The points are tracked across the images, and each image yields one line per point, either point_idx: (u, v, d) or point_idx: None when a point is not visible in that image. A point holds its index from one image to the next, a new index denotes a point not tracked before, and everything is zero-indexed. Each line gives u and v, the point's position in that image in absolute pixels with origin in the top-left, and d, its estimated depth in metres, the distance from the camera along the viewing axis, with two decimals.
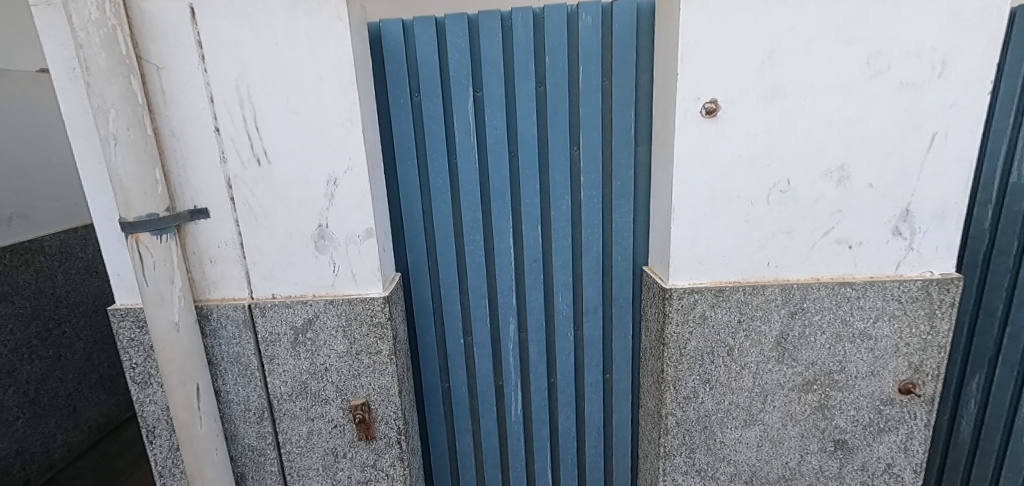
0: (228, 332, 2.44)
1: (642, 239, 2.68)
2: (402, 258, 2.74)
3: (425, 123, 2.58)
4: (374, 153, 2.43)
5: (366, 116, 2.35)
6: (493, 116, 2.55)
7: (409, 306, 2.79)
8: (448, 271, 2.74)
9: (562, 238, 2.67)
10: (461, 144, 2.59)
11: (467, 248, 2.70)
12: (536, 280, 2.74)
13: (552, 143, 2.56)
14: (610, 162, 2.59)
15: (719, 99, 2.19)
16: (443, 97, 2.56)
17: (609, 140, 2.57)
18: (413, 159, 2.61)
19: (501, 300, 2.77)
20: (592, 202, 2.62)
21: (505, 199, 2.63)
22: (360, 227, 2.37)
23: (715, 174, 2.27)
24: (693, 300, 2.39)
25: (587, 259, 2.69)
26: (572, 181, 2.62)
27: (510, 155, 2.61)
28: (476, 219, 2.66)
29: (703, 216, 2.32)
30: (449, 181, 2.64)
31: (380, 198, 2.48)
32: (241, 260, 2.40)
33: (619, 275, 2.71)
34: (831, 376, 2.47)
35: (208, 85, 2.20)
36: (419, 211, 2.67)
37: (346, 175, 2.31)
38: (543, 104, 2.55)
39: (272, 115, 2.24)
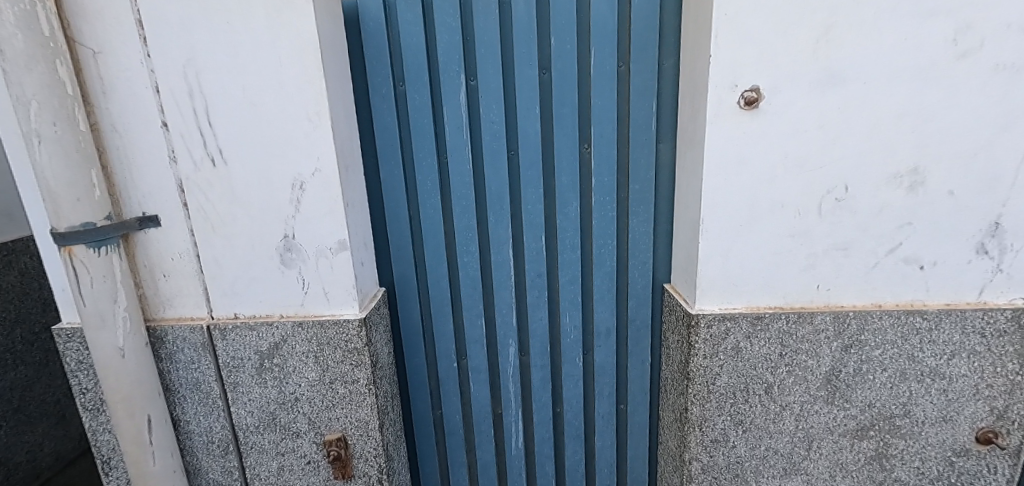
0: (187, 356, 2.15)
1: (663, 252, 2.29)
2: (387, 270, 2.41)
3: (411, 117, 2.22)
4: (349, 152, 2.09)
5: (339, 109, 2.01)
6: (488, 109, 2.18)
7: (396, 325, 2.47)
8: (439, 286, 2.40)
9: (569, 250, 2.30)
10: (452, 141, 2.23)
11: (460, 260, 2.36)
12: (539, 298, 2.37)
13: (558, 140, 2.18)
14: (627, 162, 2.20)
15: (761, 87, 1.79)
16: (431, 86, 2.20)
17: (627, 136, 2.18)
18: (397, 158, 2.27)
19: (499, 319, 2.42)
20: (604, 209, 2.24)
21: (503, 206, 2.27)
22: (332, 239, 2.04)
23: (754, 178, 1.87)
24: (725, 329, 2.00)
25: (598, 275, 2.32)
26: (582, 184, 2.24)
27: (510, 154, 2.24)
28: (471, 227, 2.31)
29: (738, 229, 1.93)
30: (439, 183, 2.28)
31: (357, 205, 2.14)
32: (198, 275, 2.09)
33: (637, 293, 2.33)
34: (892, 421, 2.06)
35: (152, 74, 1.88)
36: (406, 218, 2.33)
37: (314, 179, 1.97)
38: (548, 93, 2.17)
39: (226, 109, 1.91)
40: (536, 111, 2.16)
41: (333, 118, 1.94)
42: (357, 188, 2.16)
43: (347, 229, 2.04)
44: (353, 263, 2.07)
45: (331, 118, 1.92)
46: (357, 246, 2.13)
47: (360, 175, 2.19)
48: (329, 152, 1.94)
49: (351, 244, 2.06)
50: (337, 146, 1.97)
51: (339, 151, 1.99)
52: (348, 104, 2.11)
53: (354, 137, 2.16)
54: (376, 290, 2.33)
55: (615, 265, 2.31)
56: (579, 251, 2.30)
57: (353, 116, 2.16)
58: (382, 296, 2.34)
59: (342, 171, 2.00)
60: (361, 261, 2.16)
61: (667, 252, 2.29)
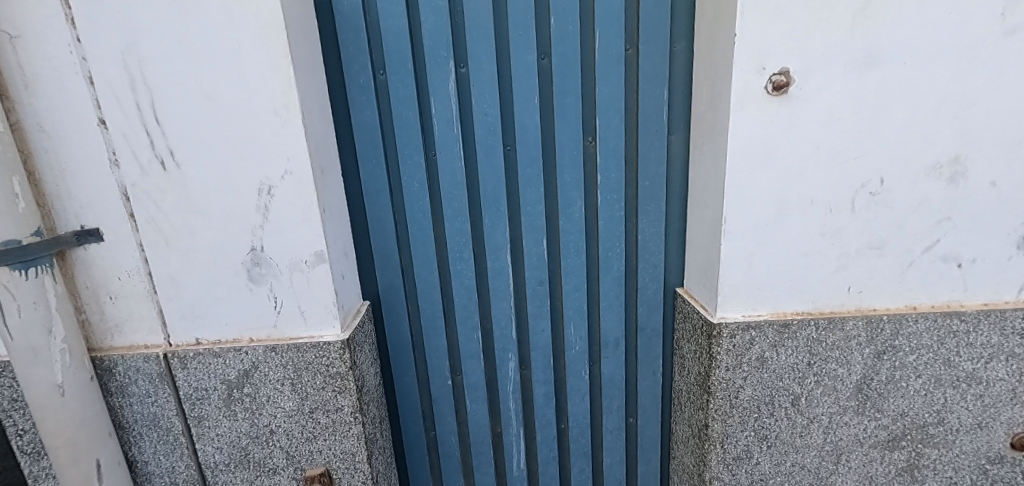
0: (141, 389, 1.87)
1: (674, 253, 2.11)
2: (370, 282, 2.16)
3: (394, 111, 1.97)
4: (324, 151, 1.83)
5: (311, 102, 1.74)
6: (481, 100, 1.94)
7: (383, 341, 2.23)
8: (430, 298, 2.17)
9: (573, 254, 2.10)
10: (441, 136, 1.99)
11: (454, 268, 2.13)
12: (541, 307, 2.16)
13: (560, 134, 1.96)
14: (636, 156, 1.99)
15: (792, 70, 1.59)
16: (416, 75, 1.95)
17: (635, 127, 1.97)
18: (380, 157, 2.02)
19: (497, 332, 2.20)
20: (611, 209, 2.04)
21: (500, 208, 2.05)
22: (308, 251, 1.78)
23: (783, 172, 1.68)
24: (749, 338, 1.82)
25: (605, 281, 2.12)
26: (586, 182, 2.03)
27: (506, 150, 2.01)
28: (465, 231, 2.08)
29: (764, 229, 1.74)
30: (427, 184, 2.04)
31: (335, 211, 1.89)
32: (151, 296, 1.81)
33: (647, 299, 2.15)
34: (925, 431, 1.91)
35: (84, 62, 1.59)
36: (391, 223, 2.09)
37: (284, 183, 1.71)
38: (548, 81, 1.94)
39: (176, 102, 1.63)
40: (535, 101, 1.94)
41: (304, 112, 1.67)
42: (335, 191, 1.90)
43: (325, 239, 1.78)
44: (334, 278, 1.82)
45: (302, 112, 1.66)
46: (337, 258, 1.88)
47: (337, 176, 1.94)
48: (302, 152, 1.68)
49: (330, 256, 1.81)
50: (310, 145, 1.71)
51: (313, 150, 1.72)
52: (321, 96, 1.84)
53: (330, 133, 1.90)
54: (359, 304, 2.08)
55: (623, 269, 2.11)
56: (584, 255, 2.10)
57: (327, 109, 1.90)
58: (367, 311, 2.09)
59: (317, 173, 1.75)
60: (342, 274, 1.91)
61: (679, 254, 2.10)
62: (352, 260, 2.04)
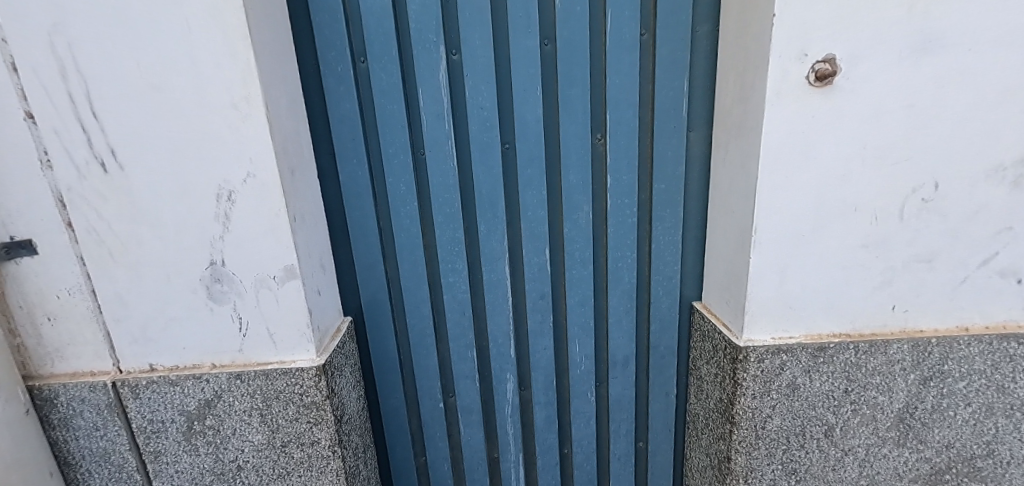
0: (88, 421, 1.64)
1: (692, 264, 1.88)
2: (352, 295, 1.93)
3: (376, 103, 1.73)
4: (295, 150, 1.59)
5: (278, 94, 1.50)
6: (476, 91, 1.71)
7: (367, 361, 2.00)
8: (419, 313, 1.94)
9: (579, 265, 1.87)
10: (430, 132, 1.75)
11: (445, 280, 1.90)
12: (542, 323, 1.94)
13: (565, 130, 1.73)
14: (650, 155, 1.77)
15: (837, 57, 1.36)
16: (401, 62, 1.70)
17: (650, 122, 1.74)
18: (361, 156, 1.78)
19: (493, 350, 1.99)
20: (622, 215, 1.81)
21: (497, 213, 1.82)
22: (277, 266, 1.55)
23: (825, 175, 1.45)
24: (780, 363, 1.61)
25: (614, 294, 1.90)
26: (594, 184, 1.80)
27: (504, 148, 1.78)
28: (458, 239, 1.85)
29: (801, 240, 1.51)
30: (415, 186, 1.81)
31: (309, 219, 1.65)
32: (95, 317, 1.57)
33: (660, 314, 1.93)
34: (972, 464, 1.71)
35: (5, 44, 1.34)
36: (374, 230, 1.86)
37: (247, 188, 1.47)
38: (551, 70, 1.70)
39: (116, 93, 1.38)
40: (537, 93, 1.71)
41: (269, 106, 1.43)
42: (308, 196, 1.67)
43: (295, 252, 1.55)
44: (307, 296, 1.59)
45: (265, 105, 1.42)
46: (311, 272, 1.65)
47: (313, 177, 1.70)
48: (266, 151, 1.44)
49: (303, 271, 1.58)
50: (276, 143, 1.47)
51: (280, 150, 1.49)
52: (292, 86, 1.60)
53: (303, 129, 1.66)
54: (339, 322, 1.85)
55: (634, 281, 1.89)
56: (590, 265, 1.88)
57: (300, 101, 1.65)
58: (348, 330, 1.86)
59: (286, 176, 1.51)
60: (318, 290, 1.68)
61: (697, 265, 1.88)
62: (331, 273, 1.81)
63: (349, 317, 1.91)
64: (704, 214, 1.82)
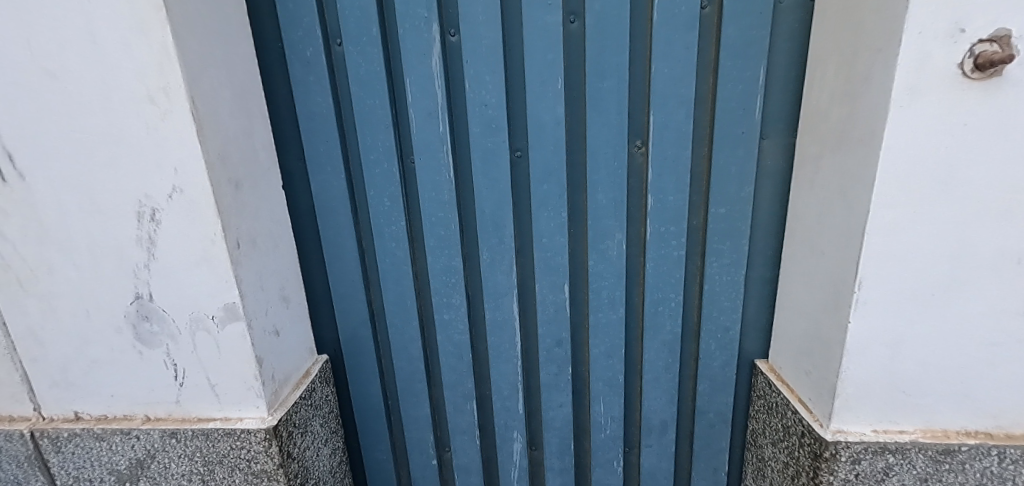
0: (9, 472, 1.39)
1: (756, 312, 1.44)
2: (327, 329, 1.59)
3: (353, 98, 1.37)
4: (247, 157, 1.23)
5: (218, 84, 1.14)
6: (478, 83, 1.31)
7: (346, 406, 1.66)
8: (408, 355, 1.59)
9: (606, 307, 1.47)
10: (420, 135, 1.38)
11: (439, 317, 1.54)
12: (558, 375, 1.55)
13: (592, 135, 1.32)
14: (706, 170, 1.33)
15: (1013, 34, 0.88)
16: (383, 45, 1.33)
17: (708, 126, 1.30)
18: (335, 163, 1.43)
19: (497, 403, 1.61)
20: (664, 246, 1.39)
21: (503, 239, 1.44)
22: (214, 304, 1.20)
23: (972, 213, 0.98)
24: (882, 467, 1.15)
25: (651, 345, 1.49)
26: (630, 206, 1.39)
27: (514, 156, 1.38)
28: (454, 268, 1.48)
29: (924, 303, 1.05)
30: (402, 202, 1.44)
31: (265, 242, 1.29)
32: (9, 354, 1.30)
33: (712, 374, 1.49)
34: None
35: None
36: (353, 253, 1.51)
37: (174, 206, 1.13)
38: (578, 56, 1.29)
39: (9, 83, 1.08)
40: (558, 86, 1.30)
41: (197, 101, 1.08)
42: (267, 211, 1.31)
43: (239, 287, 1.20)
44: (255, 343, 1.24)
45: (189, 100, 1.07)
46: (267, 309, 1.29)
47: (276, 188, 1.34)
48: (195, 161, 1.09)
49: (249, 311, 1.22)
50: (211, 150, 1.11)
51: (217, 157, 1.13)
52: (246, 73, 1.24)
53: (262, 127, 1.30)
54: (309, 363, 1.50)
55: (678, 330, 1.47)
56: (621, 308, 1.47)
57: (259, 92, 1.30)
58: (320, 373, 1.51)
59: (226, 191, 1.15)
60: (276, 331, 1.33)
61: (764, 314, 1.44)
62: (300, 303, 1.46)
63: (326, 357, 1.56)
64: (778, 249, 1.37)
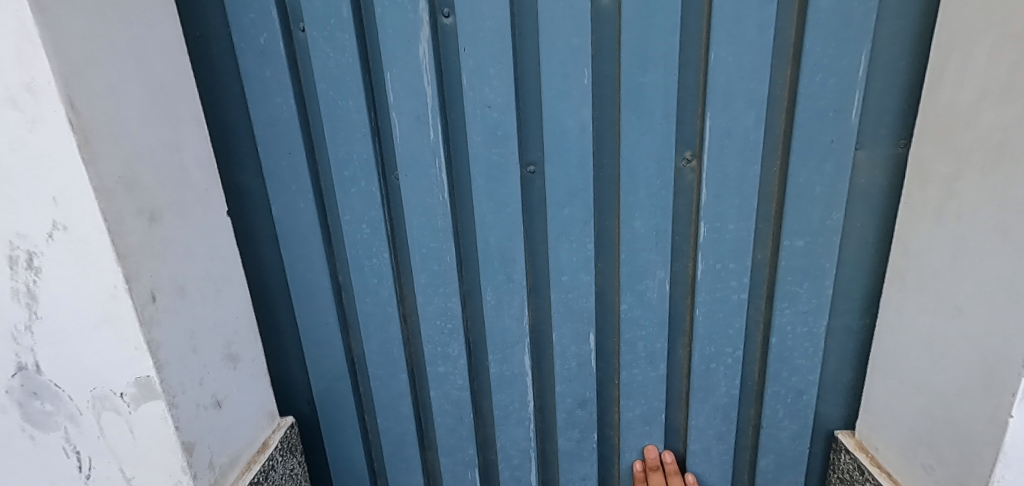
0: None
1: (838, 371, 1.12)
2: (299, 383, 1.28)
3: (320, 98, 1.06)
4: (170, 177, 0.87)
5: (119, 79, 0.78)
6: (480, 78, 1.00)
7: (323, 473, 1.37)
8: (395, 415, 1.29)
9: (644, 361, 1.16)
10: (405, 145, 1.07)
11: (433, 371, 1.24)
12: (582, 443, 1.25)
13: (629, 146, 1.01)
14: (779, 191, 1.01)
15: None
16: (358, 28, 1.02)
17: (784, 134, 0.98)
18: (302, 181, 1.11)
19: (505, 473, 1.31)
20: (720, 287, 1.08)
21: (512, 276, 1.13)
22: (123, 379, 0.83)
23: None
24: None
25: (700, 410, 1.17)
26: (676, 236, 1.07)
27: (527, 171, 1.07)
28: (452, 312, 1.18)
29: None
30: (386, 229, 1.14)
31: (198, 285, 0.93)
32: None
33: (778, 447, 1.18)
34: None
35: None
36: (325, 294, 1.19)
37: (56, 256, 0.77)
38: (613, 41, 0.97)
39: None
40: (585, 80, 0.99)
41: (79, 105, 0.72)
42: (202, 245, 0.94)
43: (154, 354, 0.83)
44: (179, 425, 0.87)
45: (66, 103, 0.71)
46: (201, 375, 0.92)
47: (218, 211, 0.98)
48: (83, 193, 0.74)
49: (171, 386, 0.86)
50: (106, 175, 0.75)
51: (117, 182, 0.77)
52: (167, 64, 0.88)
53: (194, 137, 0.94)
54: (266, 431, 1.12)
55: (735, 392, 1.16)
56: (663, 364, 1.16)
57: (192, 89, 0.94)
58: (279, 443, 1.14)
59: (134, 226, 0.80)
60: (216, 402, 0.96)
61: (849, 373, 1.12)
62: (254, 357, 1.09)
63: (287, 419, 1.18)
64: (872, 293, 1.05)
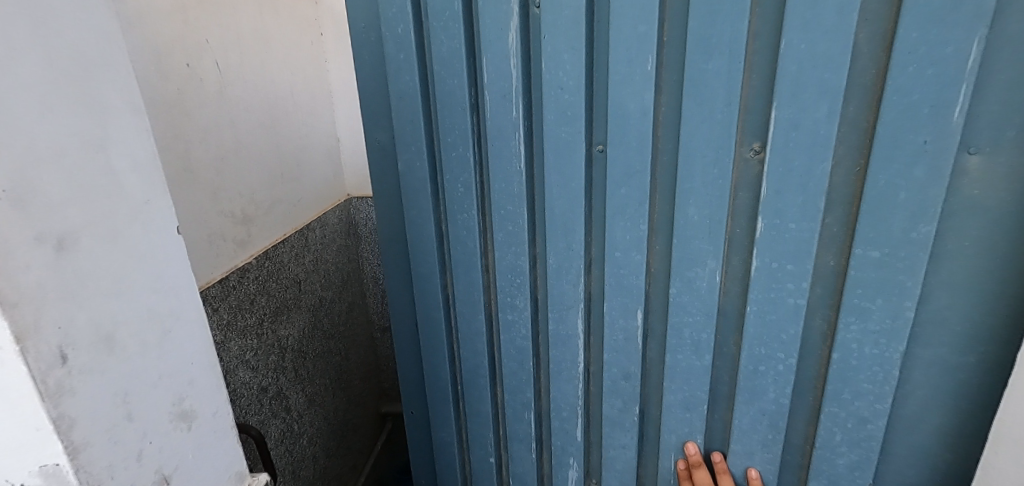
0: None
1: (923, 411, 0.89)
2: (406, 303, 1.38)
3: (437, 79, 1.08)
4: (97, 188, 0.60)
5: (11, 49, 0.52)
6: (554, 63, 0.96)
7: (420, 384, 1.47)
8: (473, 348, 1.30)
9: (688, 351, 1.02)
10: (493, 120, 1.05)
11: (502, 317, 1.22)
12: (623, 415, 1.16)
13: (687, 136, 0.89)
14: (858, 192, 0.82)
15: None
16: (467, 19, 1.02)
17: (870, 127, 0.79)
18: (417, 122, 1.14)
19: (553, 422, 1.27)
20: (775, 288, 0.91)
21: (572, 245, 1.07)
22: (23, 467, 0.58)
23: None
24: None
25: (744, 411, 1.01)
26: (732, 229, 0.92)
27: (597, 151, 0.99)
28: (521, 269, 1.15)
29: None
30: (477, 191, 1.13)
31: (134, 329, 0.63)
32: None
33: (832, 474, 0.98)
34: None
35: None
36: (432, 237, 1.23)
37: None
38: (682, 23, 0.86)
39: None
40: (649, 67, 0.89)
41: None
42: (146, 266, 0.65)
43: (65, 439, 0.56)
44: None
45: None
46: (140, 448, 0.64)
47: (169, 228, 0.69)
48: None
49: (93, 474, 0.59)
50: None
51: (7, 200, 0.51)
52: (95, 27, 0.60)
53: (137, 133, 0.65)
54: None
55: (786, 400, 0.97)
56: (709, 354, 1.01)
57: (126, 60, 0.65)
58: None
59: (33, 261, 0.53)
60: (163, 479, 0.68)
61: (935, 415, 0.89)
62: (218, 408, 0.78)
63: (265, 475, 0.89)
64: (984, 327, 0.81)
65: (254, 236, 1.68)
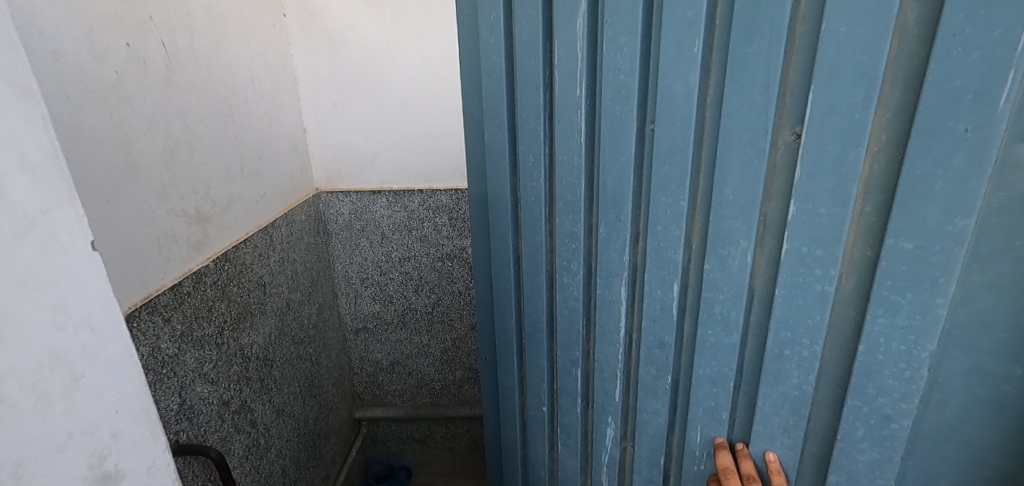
0: None
1: (960, 422, 0.78)
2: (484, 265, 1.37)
3: (519, 65, 1.08)
4: None
5: None
6: (613, 46, 0.92)
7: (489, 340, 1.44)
8: (533, 304, 1.25)
9: (719, 326, 0.92)
10: (561, 97, 1.03)
11: (559, 279, 1.17)
12: (659, 381, 1.05)
13: (728, 117, 0.82)
14: (892, 182, 0.72)
15: None
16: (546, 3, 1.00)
17: (909, 118, 0.69)
18: (502, 99, 1.13)
19: (596, 382, 1.18)
20: (803, 272, 0.81)
21: (621, 217, 1.01)
22: None
23: None
24: None
25: (764, 393, 0.90)
26: (767, 212, 0.83)
27: (648, 127, 0.93)
28: (576, 237, 1.10)
29: None
30: (546, 161, 1.10)
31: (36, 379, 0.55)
32: None
33: (852, 470, 0.85)
34: None
35: None
36: (507, 204, 1.22)
37: None
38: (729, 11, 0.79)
39: None
40: (697, 49, 0.83)
41: None
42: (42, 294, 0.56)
43: None
44: None
45: None
46: None
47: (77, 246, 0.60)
48: None
49: None
50: None
51: None
52: None
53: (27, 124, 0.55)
54: None
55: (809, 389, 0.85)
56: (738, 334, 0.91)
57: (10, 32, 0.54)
58: None
59: None
60: None
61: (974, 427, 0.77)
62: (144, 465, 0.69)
63: None
64: None
65: (211, 237, 1.52)
